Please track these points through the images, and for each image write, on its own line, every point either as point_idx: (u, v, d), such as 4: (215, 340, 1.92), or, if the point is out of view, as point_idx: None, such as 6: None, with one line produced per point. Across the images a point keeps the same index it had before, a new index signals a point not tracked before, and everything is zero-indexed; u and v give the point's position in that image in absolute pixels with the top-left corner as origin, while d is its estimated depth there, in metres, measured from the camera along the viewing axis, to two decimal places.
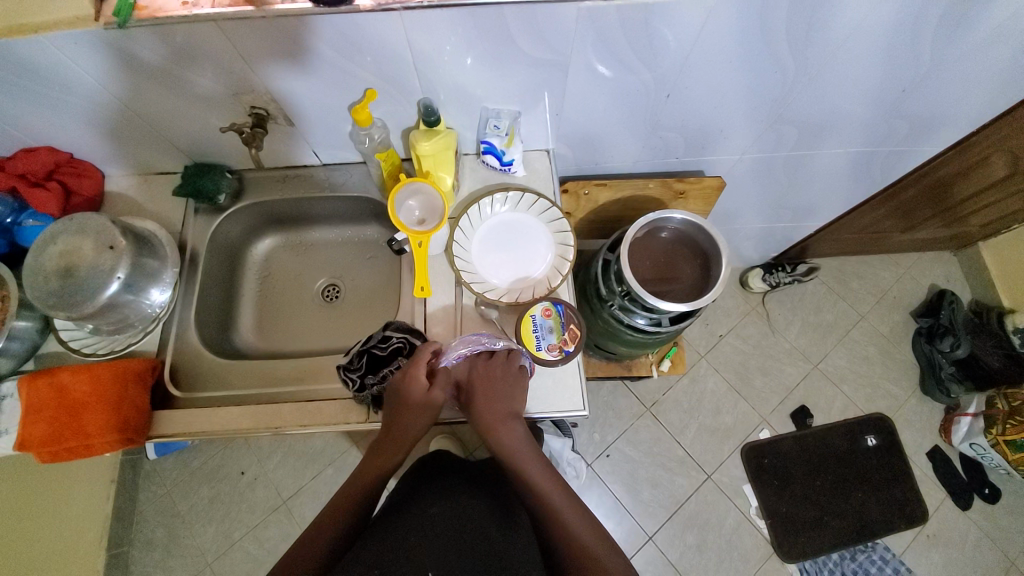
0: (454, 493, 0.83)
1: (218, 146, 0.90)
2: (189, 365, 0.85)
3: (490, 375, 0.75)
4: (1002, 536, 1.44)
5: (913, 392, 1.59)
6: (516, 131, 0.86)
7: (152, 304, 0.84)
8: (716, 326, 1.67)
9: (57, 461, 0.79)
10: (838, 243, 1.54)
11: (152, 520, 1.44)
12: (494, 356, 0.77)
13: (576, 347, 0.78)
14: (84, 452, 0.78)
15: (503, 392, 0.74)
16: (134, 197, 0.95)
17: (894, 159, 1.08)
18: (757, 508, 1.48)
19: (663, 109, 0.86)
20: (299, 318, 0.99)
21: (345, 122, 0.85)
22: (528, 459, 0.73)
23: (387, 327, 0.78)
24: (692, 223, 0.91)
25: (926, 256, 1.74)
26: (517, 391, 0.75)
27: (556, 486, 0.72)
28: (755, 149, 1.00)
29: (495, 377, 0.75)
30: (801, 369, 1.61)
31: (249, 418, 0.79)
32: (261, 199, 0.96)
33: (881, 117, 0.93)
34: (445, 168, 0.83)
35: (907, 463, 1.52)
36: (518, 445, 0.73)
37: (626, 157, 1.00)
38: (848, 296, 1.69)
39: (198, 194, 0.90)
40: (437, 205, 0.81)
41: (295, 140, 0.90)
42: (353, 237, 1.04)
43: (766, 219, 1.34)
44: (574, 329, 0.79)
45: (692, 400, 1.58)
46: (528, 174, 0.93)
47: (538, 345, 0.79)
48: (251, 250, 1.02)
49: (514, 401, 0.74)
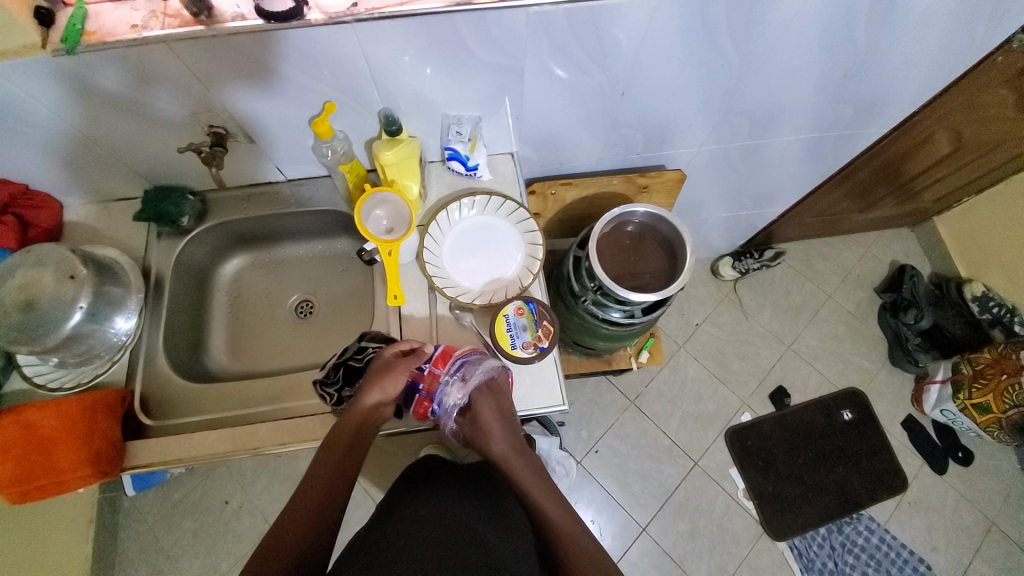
0: (441, 494, 0.82)
1: (179, 168, 0.89)
2: (162, 392, 0.84)
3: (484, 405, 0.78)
4: (978, 496, 1.50)
5: (883, 365, 1.65)
6: (478, 136, 0.87)
7: (118, 332, 0.82)
8: (692, 315, 1.70)
9: (27, 501, 0.76)
10: (801, 226, 1.60)
11: (135, 559, 1.40)
12: (486, 377, 0.77)
13: (552, 342, 0.80)
14: (56, 489, 0.75)
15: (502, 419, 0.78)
16: (94, 225, 0.93)
17: (844, 142, 1.13)
18: (745, 490, 1.51)
19: (620, 107, 0.88)
20: (274, 337, 0.98)
21: (307, 136, 0.85)
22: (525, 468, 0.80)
23: (362, 338, 0.79)
24: (655, 216, 0.93)
25: (886, 233, 1.81)
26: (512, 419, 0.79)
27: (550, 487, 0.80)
28: (711, 140, 1.03)
29: (486, 407, 0.78)
30: (777, 352, 1.66)
31: (226, 441, 0.78)
32: (227, 219, 0.95)
33: (827, 103, 0.97)
34: (410, 176, 0.84)
35: (883, 434, 1.57)
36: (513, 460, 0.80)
37: (589, 156, 1.03)
38: (815, 277, 1.75)
39: (161, 218, 0.88)
40: (404, 213, 0.81)
41: (257, 158, 0.89)
42: (323, 251, 1.03)
43: (730, 208, 1.39)
44: (548, 325, 0.81)
45: (675, 390, 1.60)
46: (494, 178, 0.94)
47: (513, 343, 0.80)
48: (219, 272, 1.01)
49: (508, 424, 0.79)
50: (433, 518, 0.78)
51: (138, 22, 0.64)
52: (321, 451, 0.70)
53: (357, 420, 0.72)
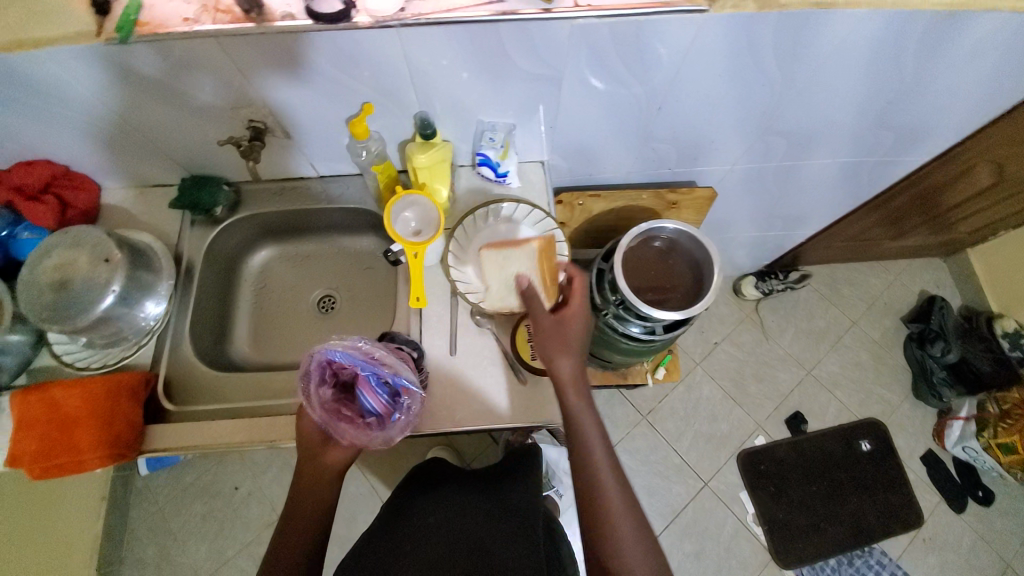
0: (450, 502, 0.84)
1: (215, 159, 0.91)
2: (185, 378, 0.85)
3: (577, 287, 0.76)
4: (998, 539, 1.45)
5: (905, 397, 1.61)
6: (511, 143, 0.87)
7: (147, 317, 0.84)
8: (711, 334, 1.68)
9: (46, 479, 0.78)
10: (829, 250, 1.56)
11: (145, 537, 1.43)
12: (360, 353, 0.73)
13: None
14: (73, 469, 0.77)
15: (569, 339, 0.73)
16: (130, 210, 0.95)
17: (881, 169, 1.10)
18: (754, 515, 1.48)
19: (655, 122, 0.87)
20: (296, 329, 0.99)
21: (342, 135, 0.86)
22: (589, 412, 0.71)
23: (384, 338, 0.79)
24: (684, 233, 0.92)
25: (916, 262, 1.77)
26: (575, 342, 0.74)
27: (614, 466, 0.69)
28: (745, 159, 1.02)
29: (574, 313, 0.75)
30: (795, 376, 1.62)
31: (244, 432, 0.78)
32: (258, 211, 0.96)
33: (867, 129, 0.95)
34: (441, 180, 0.84)
35: (900, 468, 1.53)
36: (566, 374, 0.72)
37: (619, 168, 1.02)
38: (839, 302, 1.72)
39: (195, 206, 0.90)
40: (433, 216, 0.81)
41: (292, 153, 0.90)
42: (349, 247, 1.04)
43: (759, 228, 1.37)
44: None
45: (688, 407, 1.58)
46: (523, 185, 0.94)
47: (531, 354, 0.81)
48: (247, 262, 1.02)
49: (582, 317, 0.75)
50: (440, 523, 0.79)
51: (190, 15, 0.65)
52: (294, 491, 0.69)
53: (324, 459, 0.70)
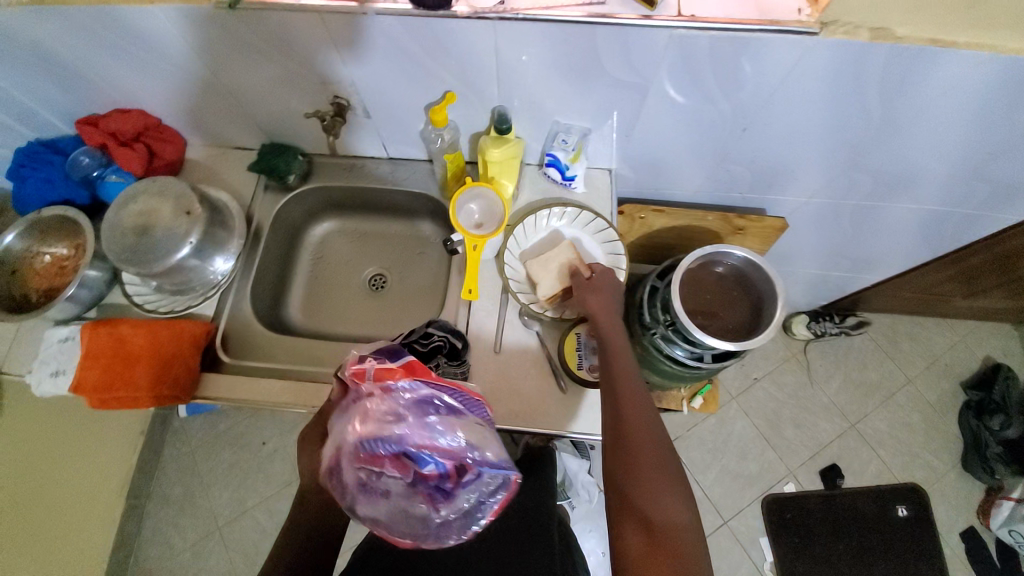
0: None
1: (295, 130, 0.94)
2: (241, 335, 0.89)
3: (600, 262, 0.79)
4: None
5: (957, 468, 1.49)
6: (583, 148, 0.86)
7: (216, 272, 0.88)
8: (751, 368, 1.61)
9: (105, 409, 0.83)
10: (893, 299, 1.47)
11: (174, 475, 1.51)
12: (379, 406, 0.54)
13: None
14: (130, 404, 0.81)
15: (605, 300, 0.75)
16: (210, 167, 1.00)
17: (970, 222, 1.03)
18: (772, 564, 1.41)
19: (735, 143, 0.84)
20: (345, 303, 1.01)
21: (418, 120, 0.87)
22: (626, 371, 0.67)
23: (430, 325, 0.78)
24: (749, 262, 0.89)
25: (988, 326, 1.64)
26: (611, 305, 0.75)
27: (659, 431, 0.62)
28: (823, 193, 0.97)
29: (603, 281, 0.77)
30: (836, 426, 1.54)
31: (287, 394, 0.81)
32: (327, 184, 0.99)
33: (963, 178, 0.88)
34: (509, 176, 0.84)
35: (940, 543, 1.42)
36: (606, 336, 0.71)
37: (687, 186, 0.99)
38: (895, 356, 1.62)
39: (271, 172, 0.94)
40: (497, 211, 0.81)
41: (367, 132, 0.92)
42: (407, 230, 1.05)
43: (821, 266, 1.30)
44: None
45: (717, 440, 1.53)
46: (588, 191, 0.93)
47: (578, 364, 0.79)
48: (309, 232, 1.05)
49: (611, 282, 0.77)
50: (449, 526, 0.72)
51: None
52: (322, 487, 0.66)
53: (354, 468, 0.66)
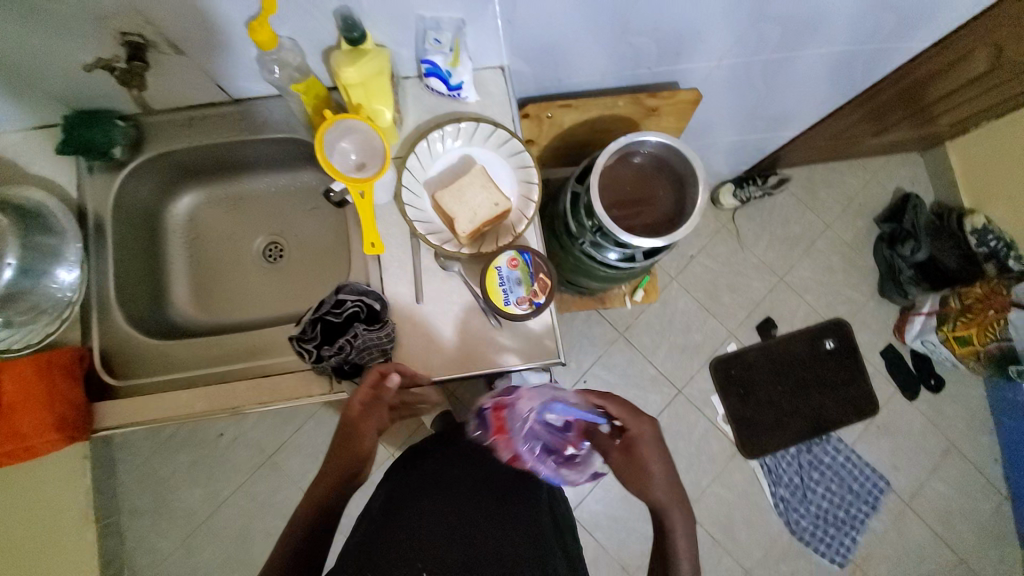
0: (448, 476, 0.75)
1: (97, 89, 0.73)
2: (124, 351, 0.76)
3: (627, 412, 0.78)
4: (942, 419, 1.60)
5: (871, 296, 1.65)
6: (462, 45, 0.72)
7: (62, 287, 0.73)
8: (687, 247, 1.65)
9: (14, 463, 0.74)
10: (810, 150, 1.48)
11: (136, 489, 1.44)
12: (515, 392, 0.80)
13: (548, 297, 0.71)
14: (32, 454, 0.71)
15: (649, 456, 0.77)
16: (6, 158, 0.78)
17: (878, 58, 0.99)
18: (723, 415, 1.57)
19: (633, 9, 0.72)
20: (242, 283, 0.89)
21: (250, 46, 0.69)
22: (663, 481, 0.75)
23: (339, 291, 0.71)
24: (666, 146, 0.83)
25: (895, 158, 1.71)
26: (656, 456, 0.77)
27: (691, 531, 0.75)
28: (734, 52, 0.88)
29: (642, 431, 0.77)
30: (768, 283, 1.64)
31: (200, 401, 0.72)
32: (168, 149, 0.81)
33: (872, 9, 0.82)
34: (382, 99, 0.68)
35: (861, 363, 1.62)
36: (664, 495, 0.75)
37: (591, 71, 0.88)
38: (815, 205, 1.68)
39: (86, 150, 0.75)
40: (376, 144, 0.68)
41: (190, 73, 0.73)
42: (289, 185, 0.90)
43: (741, 131, 1.26)
44: (544, 279, 0.71)
45: (664, 322, 1.60)
46: (481, 100, 0.80)
47: (505, 300, 0.70)
48: (170, 211, 0.88)
49: (650, 434, 0.77)
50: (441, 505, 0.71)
51: None
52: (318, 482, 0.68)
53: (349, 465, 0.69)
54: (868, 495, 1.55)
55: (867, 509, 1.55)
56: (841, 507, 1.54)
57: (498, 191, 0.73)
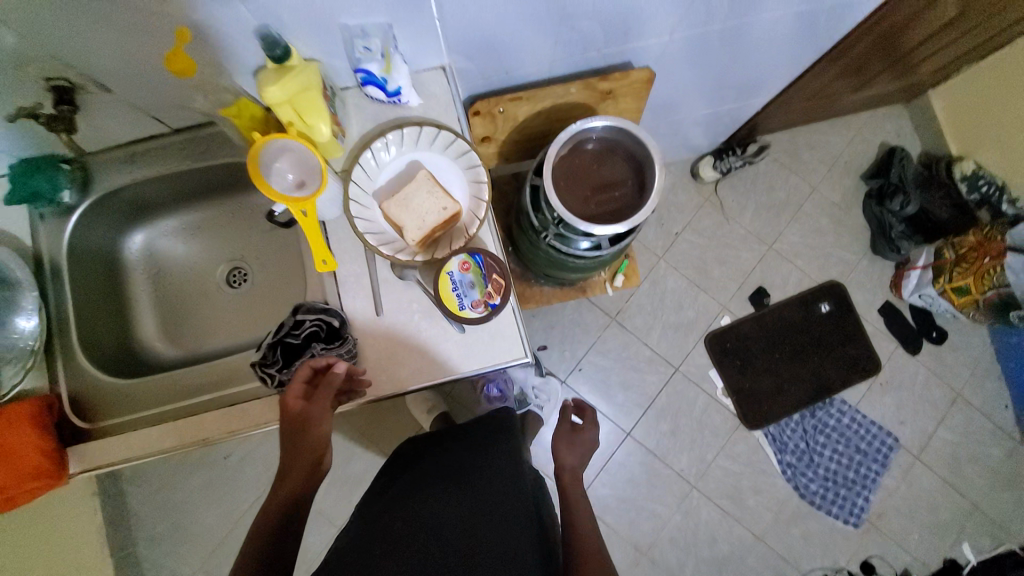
0: (421, 491, 0.72)
1: (34, 135, 0.73)
2: (94, 394, 0.76)
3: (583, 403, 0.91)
4: (948, 372, 1.57)
5: (865, 254, 1.62)
6: (394, 50, 0.70)
7: (23, 336, 0.73)
8: (671, 225, 1.62)
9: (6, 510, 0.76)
10: (787, 114, 1.44)
11: (150, 517, 1.46)
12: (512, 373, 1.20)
13: (504, 297, 0.70)
14: (17, 501, 0.74)
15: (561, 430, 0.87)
16: None
17: (839, 13, 0.95)
18: (723, 389, 1.55)
19: None
20: (210, 311, 0.89)
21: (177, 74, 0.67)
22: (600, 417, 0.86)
23: (297, 311, 0.70)
24: (618, 128, 0.80)
25: (878, 112, 1.66)
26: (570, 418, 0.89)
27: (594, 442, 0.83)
28: (683, 25, 0.85)
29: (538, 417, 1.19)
30: (757, 252, 1.61)
31: (170, 436, 0.72)
32: (115, 187, 0.80)
33: None
34: (316, 115, 0.66)
35: (860, 323, 1.59)
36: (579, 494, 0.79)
37: (539, 61, 0.86)
38: (799, 168, 1.64)
39: (35, 198, 0.75)
40: (314, 162, 0.67)
41: (125, 108, 0.72)
42: (246, 210, 0.89)
43: (710, 102, 1.23)
44: (498, 279, 0.70)
45: (655, 302, 1.58)
46: (423, 103, 0.78)
47: (460, 304, 0.70)
48: (128, 248, 0.87)
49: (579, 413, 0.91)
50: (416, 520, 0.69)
51: None
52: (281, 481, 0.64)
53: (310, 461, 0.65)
54: (878, 453, 1.53)
55: (878, 467, 1.52)
56: (851, 468, 1.52)
57: (445, 194, 0.72)
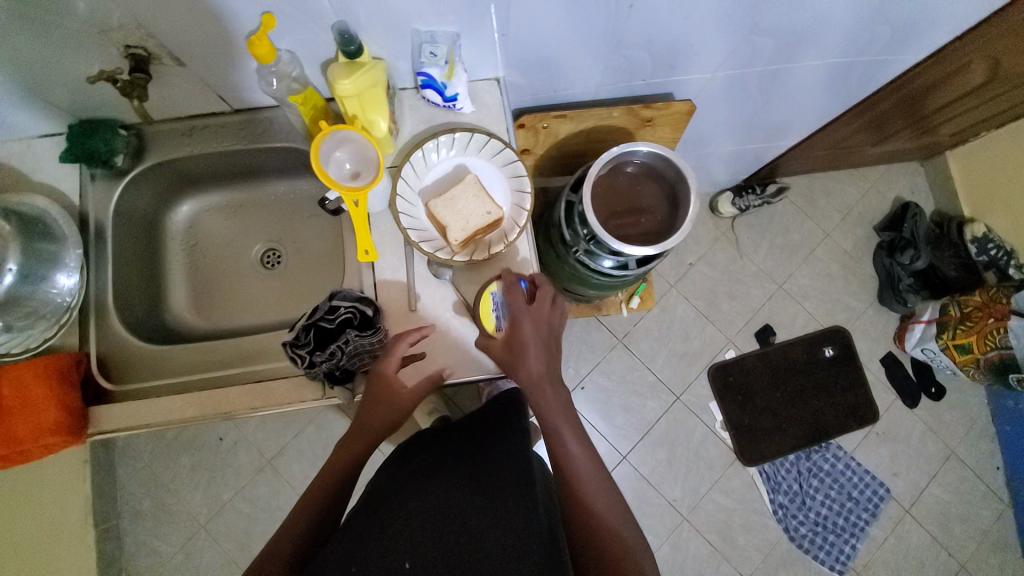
0: (437, 473, 0.67)
1: (102, 98, 0.75)
2: (122, 356, 0.78)
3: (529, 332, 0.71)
4: (943, 428, 1.58)
5: (871, 304, 1.65)
6: (456, 58, 0.73)
7: (61, 292, 0.75)
8: (685, 255, 1.65)
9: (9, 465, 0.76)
10: (808, 160, 1.49)
11: (137, 493, 1.44)
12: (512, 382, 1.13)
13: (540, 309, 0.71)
14: (26, 456, 0.73)
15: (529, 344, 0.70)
16: (15, 167, 0.80)
17: (874, 69, 0.99)
18: (723, 422, 1.57)
19: (625, 24, 0.73)
20: (240, 289, 0.90)
21: (249, 58, 0.70)
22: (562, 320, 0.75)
23: (333, 297, 0.72)
24: (658, 155, 0.83)
25: (895, 167, 1.71)
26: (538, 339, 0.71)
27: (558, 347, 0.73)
28: (727, 64, 0.89)
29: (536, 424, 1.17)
30: (767, 291, 1.64)
31: (193, 406, 0.73)
32: (168, 158, 0.82)
33: (866, 22, 0.82)
34: (376, 109, 0.70)
35: (862, 372, 1.61)
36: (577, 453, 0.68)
37: (587, 83, 0.89)
38: (814, 214, 1.69)
39: (89, 158, 0.76)
40: (371, 155, 0.69)
41: (192, 84, 0.75)
42: (288, 193, 0.92)
43: (738, 141, 1.27)
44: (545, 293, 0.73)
45: (663, 328, 1.61)
46: (475, 110, 0.81)
47: (495, 323, 0.74)
48: (169, 218, 0.89)
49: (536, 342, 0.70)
50: (427, 502, 0.62)
51: None
52: (342, 450, 0.71)
53: (366, 437, 0.70)
54: (868, 503, 1.54)
55: (868, 517, 1.53)
56: (841, 515, 1.53)
57: (490, 199, 0.74)
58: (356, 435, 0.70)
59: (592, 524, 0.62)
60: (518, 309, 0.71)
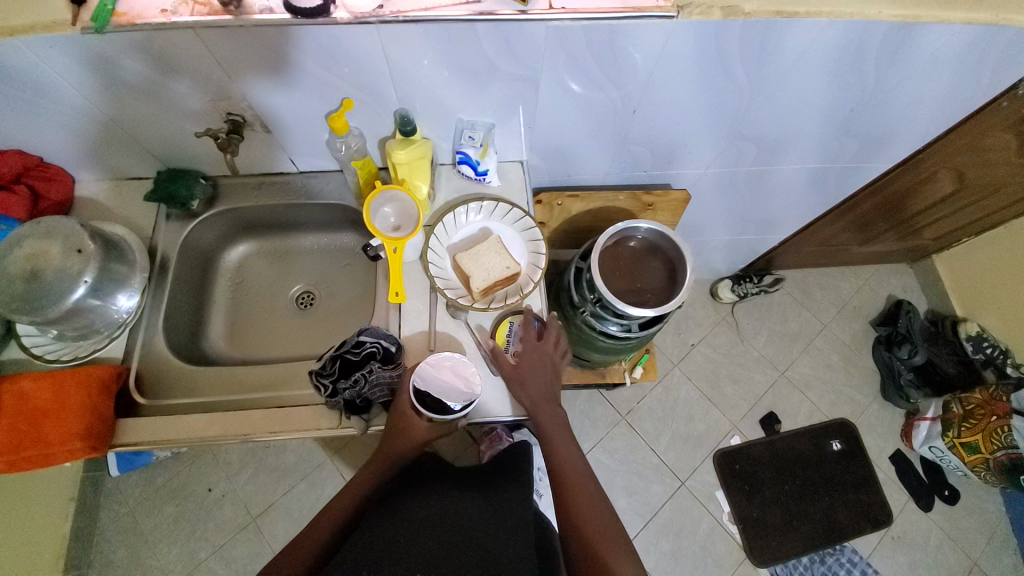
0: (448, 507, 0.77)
1: (193, 153, 0.91)
2: (158, 373, 0.84)
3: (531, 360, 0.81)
4: (964, 537, 1.50)
5: (875, 398, 1.66)
6: (490, 142, 0.88)
7: (119, 310, 0.83)
8: (688, 335, 1.72)
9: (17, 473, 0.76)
10: (801, 255, 1.62)
11: (113, 541, 1.38)
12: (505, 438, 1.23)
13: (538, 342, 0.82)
14: (43, 463, 0.75)
15: (535, 370, 0.80)
16: (105, 203, 0.93)
17: (847, 176, 1.14)
18: (729, 513, 1.51)
19: (631, 124, 0.89)
20: (273, 325, 0.98)
21: (323, 130, 0.86)
22: (562, 354, 0.84)
23: (361, 333, 0.78)
24: (657, 233, 0.95)
25: (885, 268, 1.83)
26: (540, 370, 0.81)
27: (555, 378, 0.82)
28: (718, 163, 1.04)
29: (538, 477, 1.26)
30: (769, 378, 1.67)
31: (217, 425, 0.78)
32: (234, 205, 0.96)
33: (833, 136, 0.98)
34: (421, 176, 0.85)
35: (872, 469, 1.58)
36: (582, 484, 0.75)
37: (597, 171, 1.04)
38: (810, 305, 1.77)
39: (170, 199, 0.90)
40: (412, 211, 0.81)
41: (271, 148, 0.90)
42: (330, 245, 1.04)
43: (733, 231, 1.40)
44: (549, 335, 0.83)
45: (666, 407, 1.62)
46: (502, 184, 0.95)
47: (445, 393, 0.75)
48: (223, 257, 1.01)
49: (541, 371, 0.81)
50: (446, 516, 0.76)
51: (168, 7, 0.66)
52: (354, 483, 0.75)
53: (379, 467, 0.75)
54: None
55: None
56: None
57: (509, 256, 0.84)
58: (370, 466, 0.75)
59: (591, 530, 0.71)
60: (527, 343, 0.82)
